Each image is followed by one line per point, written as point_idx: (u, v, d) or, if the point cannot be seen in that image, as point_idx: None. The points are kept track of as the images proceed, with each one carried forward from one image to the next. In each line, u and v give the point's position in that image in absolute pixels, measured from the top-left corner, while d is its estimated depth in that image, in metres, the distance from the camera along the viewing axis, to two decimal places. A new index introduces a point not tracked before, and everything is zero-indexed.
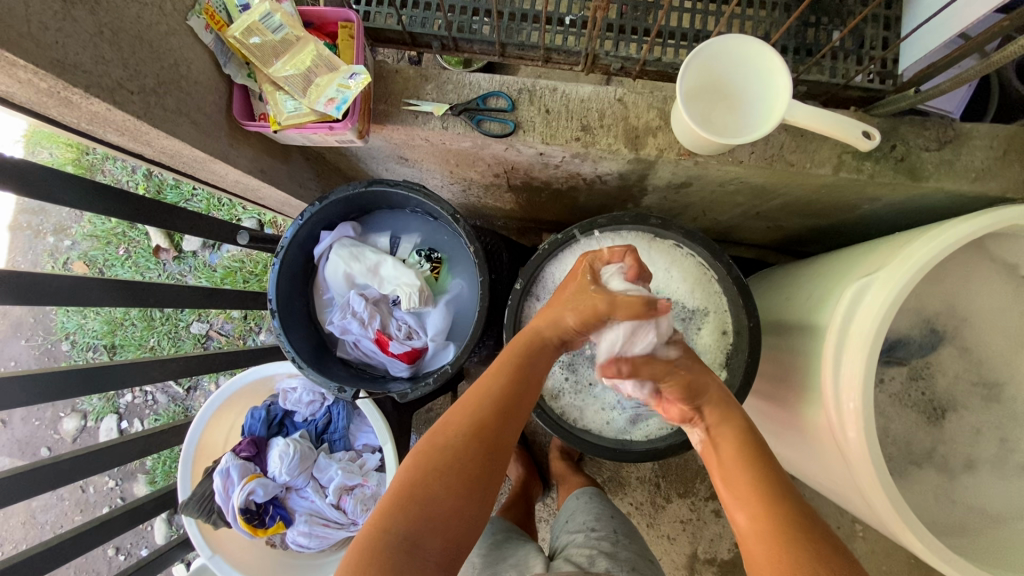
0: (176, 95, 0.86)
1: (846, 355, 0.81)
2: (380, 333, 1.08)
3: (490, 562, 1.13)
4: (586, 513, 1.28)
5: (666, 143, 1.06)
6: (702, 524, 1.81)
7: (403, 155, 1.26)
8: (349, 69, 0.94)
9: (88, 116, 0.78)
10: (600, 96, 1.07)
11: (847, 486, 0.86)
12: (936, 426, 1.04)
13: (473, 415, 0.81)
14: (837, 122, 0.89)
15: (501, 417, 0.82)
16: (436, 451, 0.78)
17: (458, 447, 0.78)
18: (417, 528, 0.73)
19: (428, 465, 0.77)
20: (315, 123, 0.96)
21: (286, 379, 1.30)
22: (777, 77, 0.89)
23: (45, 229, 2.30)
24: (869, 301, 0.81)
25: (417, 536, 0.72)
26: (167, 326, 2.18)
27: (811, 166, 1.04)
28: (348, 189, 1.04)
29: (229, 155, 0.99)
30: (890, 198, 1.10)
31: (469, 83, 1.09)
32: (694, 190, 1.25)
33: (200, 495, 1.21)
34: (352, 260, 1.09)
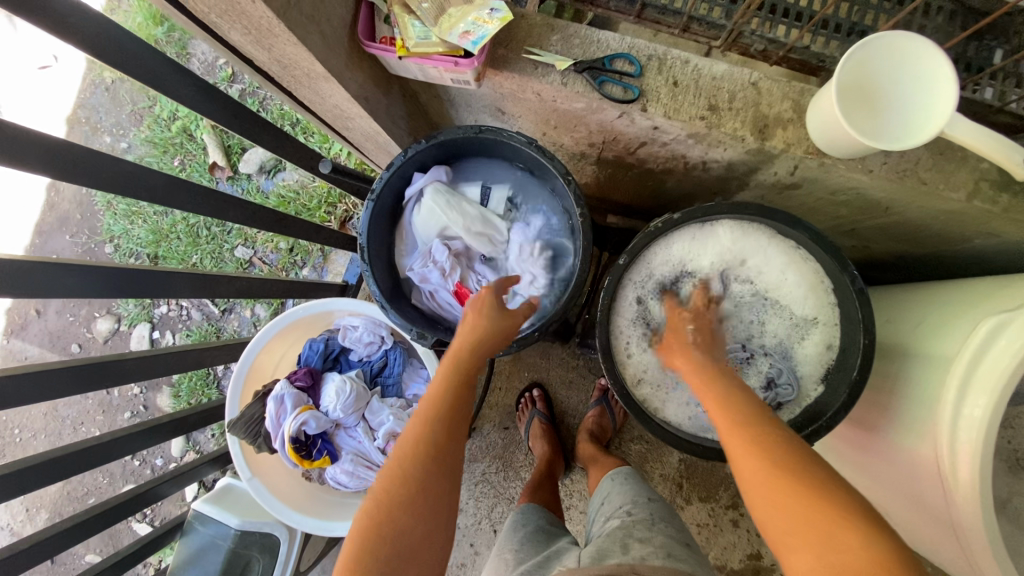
0: (312, 0, 0.81)
1: (970, 394, 0.76)
2: (461, 286, 1.06)
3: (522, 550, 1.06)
4: (622, 496, 1.15)
5: (795, 138, 1.00)
6: (718, 531, 1.79)
7: (503, 108, 1.21)
8: (486, 3, 0.88)
9: (225, 6, 0.74)
10: (733, 77, 1.01)
11: (936, 523, 0.83)
12: (1017, 476, 1.00)
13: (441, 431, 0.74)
14: (1000, 146, 0.83)
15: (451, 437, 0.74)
16: (403, 480, 0.70)
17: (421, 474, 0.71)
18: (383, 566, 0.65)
19: (397, 486, 0.69)
20: (442, 56, 0.91)
21: (347, 317, 1.27)
22: (941, 85, 0.83)
23: (103, 127, 2.27)
24: (1005, 342, 0.76)
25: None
26: (211, 246, 2.16)
27: (944, 188, 0.98)
28: (459, 132, 0.98)
29: (344, 75, 0.94)
30: (1014, 235, 1.05)
31: (596, 40, 1.04)
32: (799, 194, 1.19)
33: (249, 417, 1.21)
34: (446, 208, 1.03)
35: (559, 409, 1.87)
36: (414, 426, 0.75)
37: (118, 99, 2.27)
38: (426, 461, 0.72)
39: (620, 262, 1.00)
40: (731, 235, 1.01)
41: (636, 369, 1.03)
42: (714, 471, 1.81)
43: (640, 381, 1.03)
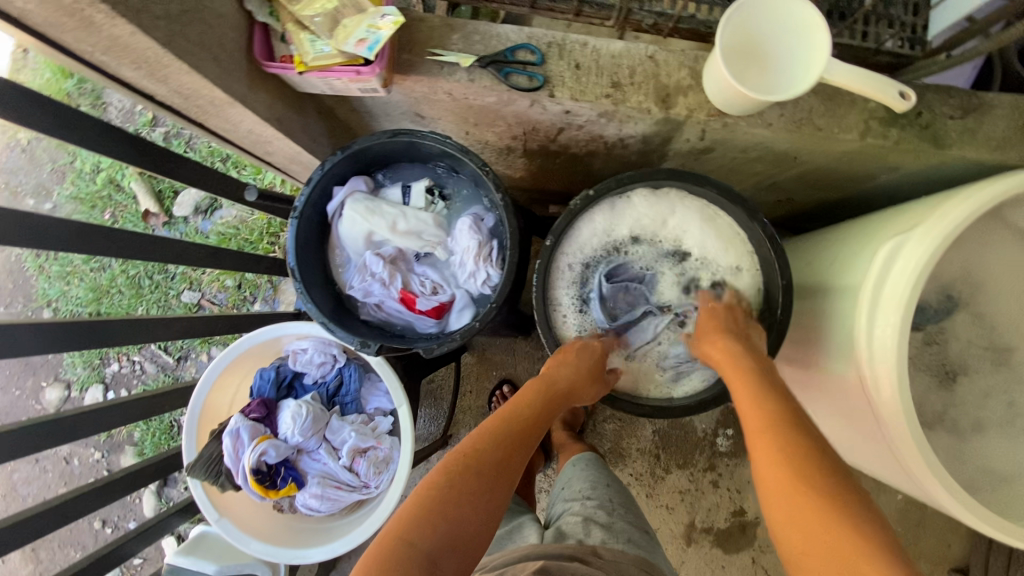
0: (198, 26, 0.81)
1: (880, 315, 0.81)
2: (404, 291, 1.06)
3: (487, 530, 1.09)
4: (582, 480, 1.18)
5: (696, 103, 1.05)
6: (700, 495, 1.84)
7: (420, 111, 1.22)
8: (378, 10, 0.90)
9: (107, 42, 0.73)
10: (631, 53, 1.05)
11: (872, 441, 0.88)
12: (947, 389, 1.07)
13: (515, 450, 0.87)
14: (875, 83, 0.89)
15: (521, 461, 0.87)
16: (478, 472, 0.82)
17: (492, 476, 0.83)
18: (449, 537, 0.76)
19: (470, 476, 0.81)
20: (342, 66, 0.92)
21: (295, 341, 1.26)
22: (816, 36, 0.89)
23: (24, 190, 2.18)
24: (904, 261, 0.81)
25: (449, 545, 0.75)
26: (156, 295, 2.10)
27: (838, 131, 1.05)
28: (371, 139, 0.99)
29: (248, 99, 0.94)
30: (909, 167, 1.12)
31: (496, 34, 1.07)
32: (715, 157, 1.24)
33: (207, 457, 1.18)
34: (368, 216, 1.04)
35: None
36: (498, 437, 0.87)
37: (35, 159, 2.19)
38: (500, 470, 0.84)
39: (547, 245, 1.03)
40: (648, 202, 1.05)
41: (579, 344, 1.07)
42: (688, 438, 1.86)
43: None
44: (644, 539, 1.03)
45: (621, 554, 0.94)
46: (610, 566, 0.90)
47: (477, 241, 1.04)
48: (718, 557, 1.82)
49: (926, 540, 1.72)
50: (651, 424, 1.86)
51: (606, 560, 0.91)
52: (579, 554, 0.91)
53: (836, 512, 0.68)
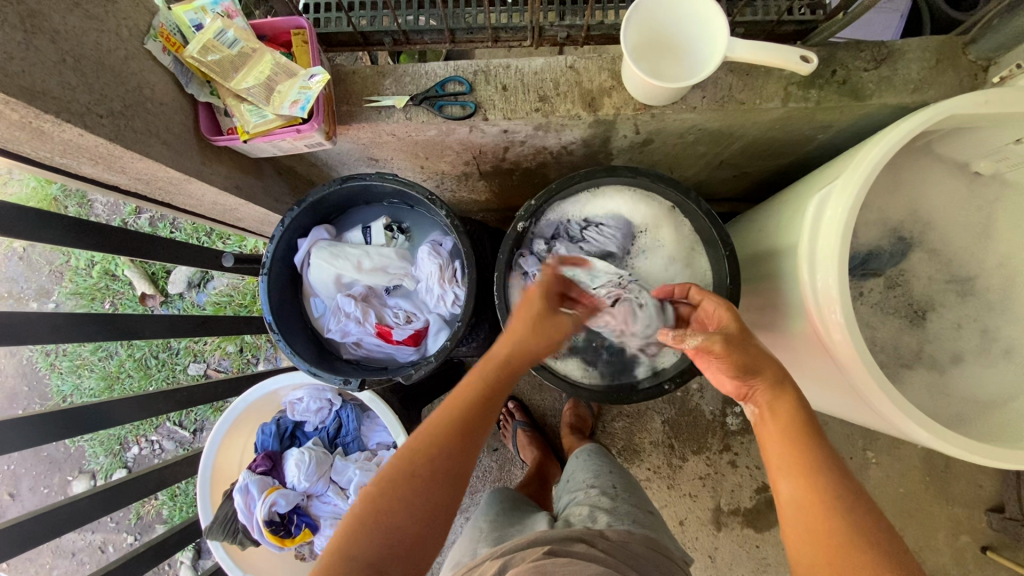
0: (144, 117, 0.88)
1: (821, 264, 0.87)
2: (380, 325, 1.10)
3: (498, 526, 1.11)
4: (585, 470, 1.21)
5: (622, 101, 1.11)
6: (721, 477, 1.83)
7: (373, 155, 1.29)
8: (306, 72, 0.98)
9: (60, 146, 0.80)
10: (552, 67, 1.11)
11: (840, 386, 0.93)
12: (919, 327, 1.08)
13: (457, 445, 0.76)
14: (776, 51, 0.94)
15: (463, 458, 0.76)
16: (410, 478, 0.73)
17: (426, 479, 0.74)
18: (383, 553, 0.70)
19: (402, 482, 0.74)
20: (283, 128, 0.99)
21: (290, 392, 1.31)
22: (715, 20, 0.95)
23: (26, 295, 2.28)
24: (832, 209, 0.87)
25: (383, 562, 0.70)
26: (164, 372, 2.17)
27: (760, 102, 1.09)
28: (325, 189, 1.05)
29: (203, 173, 1.01)
30: (841, 122, 1.16)
31: (424, 73, 1.13)
32: (657, 146, 1.29)
33: (222, 517, 1.21)
34: (334, 260, 1.09)
35: (538, 413, 1.89)
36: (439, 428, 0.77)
37: (33, 264, 2.29)
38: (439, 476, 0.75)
39: (504, 256, 1.08)
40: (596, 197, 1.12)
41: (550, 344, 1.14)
42: (698, 422, 1.86)
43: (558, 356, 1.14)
44: (648, 520, 1.05)
45: (627, 535, 0.95)
46: (616, 547, 0.91)
47: (439, 265, 1.09)
48: (751, 538, 1.80)
49: (957, 485, 1.68)
50: (659, 415, 1.86)
51: (613, 542, 0.93)
52: (587, 536, 0.93)
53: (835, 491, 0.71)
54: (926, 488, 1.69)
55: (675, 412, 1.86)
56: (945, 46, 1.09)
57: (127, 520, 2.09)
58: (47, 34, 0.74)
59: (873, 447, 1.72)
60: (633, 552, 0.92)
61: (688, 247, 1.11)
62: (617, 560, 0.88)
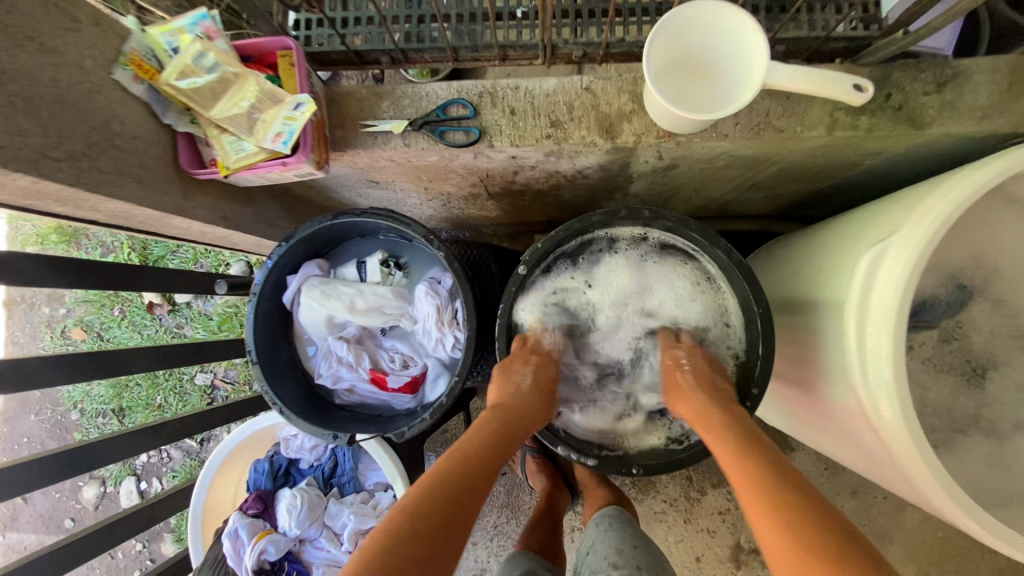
0: (113, 155, 0.80)
1: (871, 330, 0.76)
2: (374, 371, 1.02)
3: None
4: (607, 545, 1.06)
5: (643, 127, 0.99)
6: (742, 513, 1.73)
7: (373, 178, 1.20)
8: (293, 99, 0.89)
9: (17, 192, 0.73)
10: (566, 88, 1.00)
11: (887, 465, 0.82)
12: (978, 388, 0.95)
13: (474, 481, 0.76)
14: (825, 79, 0.82)
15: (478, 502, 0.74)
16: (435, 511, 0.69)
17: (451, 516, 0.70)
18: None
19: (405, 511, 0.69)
20: (267, 161, 0.91)
21: (285, 428, 1.25)
22: (753, 39, 0.82)
23: (39, 301, 2.28)
24: (887, 270, 0.75)
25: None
26: (171, 382, 2.15)
27: (802, 129, 0.96)
28: (314, 226, 0.97)
29: (184, 208, 0.94)
30: (893, 150, 1.02)
31: (425, 94, 1.03)
32: (682, 171, 1.17)
33: (212, 558, 1.17)
34: (326, 300, 1.01)
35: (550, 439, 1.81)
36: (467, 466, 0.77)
37: None
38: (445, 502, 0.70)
39: (509, 304, 0.99)
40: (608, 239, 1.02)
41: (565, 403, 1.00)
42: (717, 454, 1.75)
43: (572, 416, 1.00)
44: None
45: None
46: None
47: (437, 307, 1.00)
48: None
49: None
50: None
51: None
52: None
53: (805, 509, 0.67)
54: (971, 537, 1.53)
55: None
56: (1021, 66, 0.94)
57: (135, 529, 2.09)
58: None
59: None
60: None
61: (710, 292, 0.99)
62: None
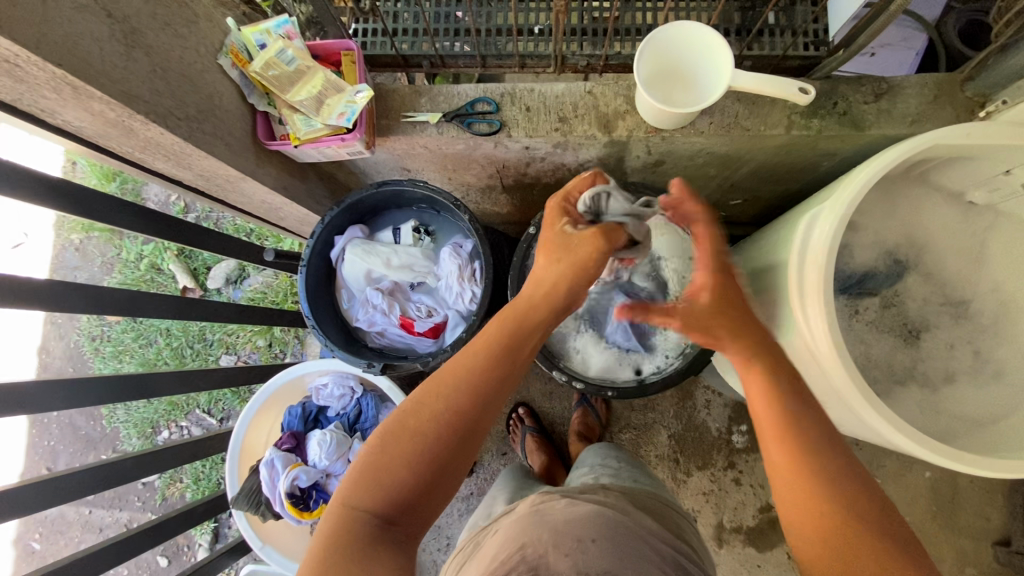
0: (213, 121, 1.01)
1: (809, 276, 0.93)
2: (403, 317, 1.20)
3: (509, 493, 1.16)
4: (595, 453, 1.24)
5: (635, 124, 1.21)
6: (725, 494, 1.86)
7: (406, 165, 1.41)
8: (354, 88, 1.10)
9: (143, 143, 0.94)
10: (572, 91, 1.22)
11: (828, 395, 0.99)
12: (913, 346, 1.13)
13: (463, 398, 0.75)
14: (779, 83, 1.03)
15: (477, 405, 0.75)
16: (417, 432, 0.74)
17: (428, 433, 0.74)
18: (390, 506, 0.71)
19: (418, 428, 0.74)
20: (329, 136, 1.12)
21: (317, 378, 1.41)
22: (721, 52, 1.04)
23: (80, 284, 2.46)
24: (820, 228, 0.94)
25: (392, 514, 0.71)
26: (198, 361, 2.32)
27: (765, 128, 1.18)
28: (362, 192, 1.17)
29: (257, 173, 1.14)
30: (842, 150, 1.23)
31: (456, 93, 1.25)
32: (668, 167, 1.38)
33: (248, 489, 1.31)
34: (366, 256, 1.20)
35: (548, 420, 1.96)
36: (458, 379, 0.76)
37: (87, 255, 2.48)
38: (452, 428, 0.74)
39: (519, 264, 1.19)
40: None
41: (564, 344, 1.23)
42: (702, 438, 1.89)
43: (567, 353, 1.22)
44: (650, 482, 1.09)
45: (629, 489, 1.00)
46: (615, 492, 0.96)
47: (459, 265, 1.19)
48: (752, 557, 1.82)
49: (965, 517, 1.68)
50: (665, 429, 1.90)
51: (614, 491, 0.97)
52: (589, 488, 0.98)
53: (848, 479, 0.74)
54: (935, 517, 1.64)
55: (682, 426, 1.90)
56: (943, 84, 1.17)
57: (153, 500, 2.21)
58: (143, 49, 0.87)
59: (880, 473, 1.73)
60: (634, 498, 0.96)
61: (682, 257, 1.21)
62: (616, 498, 0.93)
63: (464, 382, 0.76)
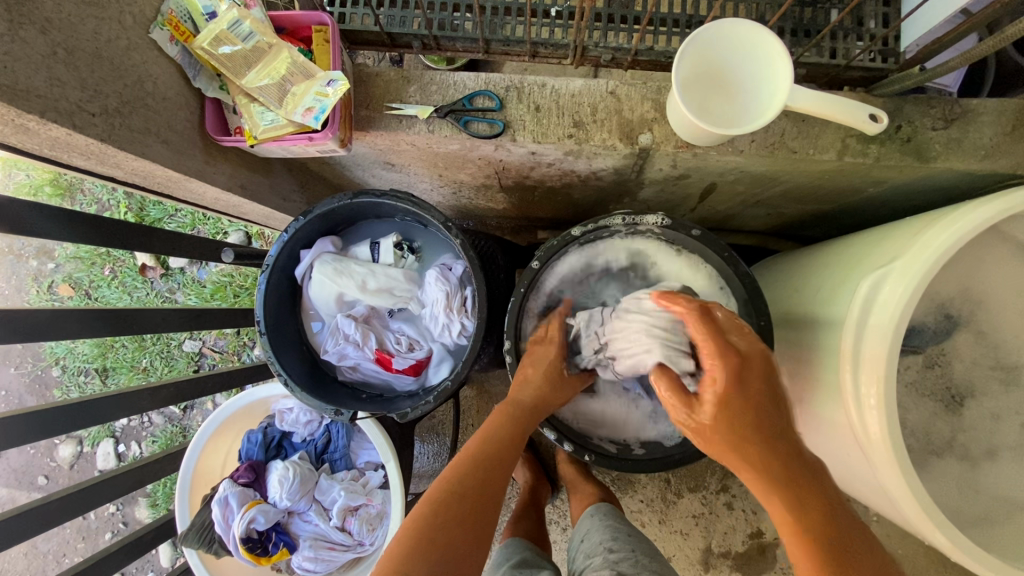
0: (143, 113, 0.80)
1: (867, 345, 0.79)
2: (380, 351, 1.04)
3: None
4: (601, 532, 1.11)
5: (663, 135, 1.02)
6: (715, 518, 1.70)
7: (388, 160, 1.20)
8: (325, 76, 0.89)
9: (48, 142, 0.73)
10: (591, 90, 1.03)
11: (866, 481, 0.86)
12: (955, 414, 1.00)
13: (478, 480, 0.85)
14: (844, 106, 0.86)
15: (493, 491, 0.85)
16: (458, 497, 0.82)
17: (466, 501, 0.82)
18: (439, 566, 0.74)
19: (448, 505, 0.81)
20: (294, 135, 0.91)
21: (281, 400, 1.26)
22: (778, 62, 0.86)
23: (27, 253, 2.21)
24: (886, 294, 0.78)
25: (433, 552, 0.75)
26: (159, 346, 2.11)
27: (814, 152, 1.00)
28: (334, 202, 0.97)
29: (206, 173, 0.93)
30: (895, 180, 1.06)
31: (453, 83, 1.05)
32: (692, 182, 1.20)
33: (199, 525, 1.17)
34: (338, 277, 1.02)
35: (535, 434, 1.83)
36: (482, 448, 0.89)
37: None
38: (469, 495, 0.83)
39: (515, 306, 1.02)
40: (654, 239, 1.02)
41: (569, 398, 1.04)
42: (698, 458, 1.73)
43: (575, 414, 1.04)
44: None
45: None
46: None
47: (447, 292, 1.02)
48: None
49: None
50: None
51: None
52: None
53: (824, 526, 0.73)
54: (935, 564, 1.51)
55: None
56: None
57: None
58: (37, 23, 0.66)
59: None
60: None
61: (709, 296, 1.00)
62: None
63: (491, 448, 0.90)
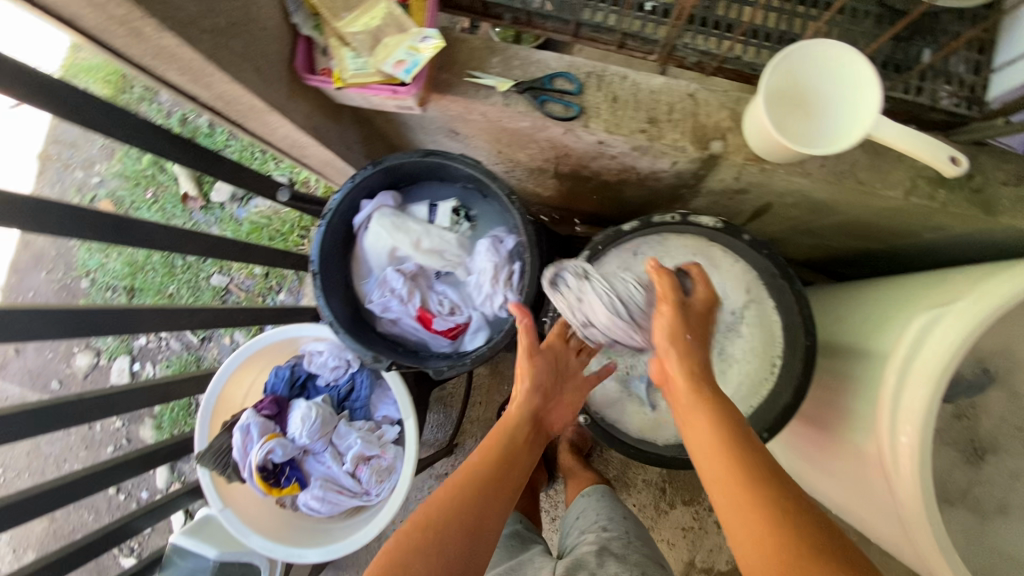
0: (244, 38, 0.82)
1: (911, 384, 0.79)
2: (422, 309, 1.07)
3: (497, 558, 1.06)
4: (598, 510, 1.14)
5: (734, 145, 1.03)
6: (703, 534, 1.71)
7: (455, 128, 1.21)
8: (420, 31, 0.90)
9: (154, 50, 0.75)
10: (671, 89, 1.04)
11: (886, 519, 0.86)
12: (973, 467, 1.01)
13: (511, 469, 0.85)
14: (925, 145, 0.86)
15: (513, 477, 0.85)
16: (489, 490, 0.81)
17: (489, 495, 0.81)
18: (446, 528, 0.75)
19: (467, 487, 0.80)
20: (380, 84, 0.93)
21: (312, 342, 1.27)
22: (866, 90, 0.86)
23: (75, 164, 2.26)
24: (937, 336, 0.79)
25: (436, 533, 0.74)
26: (187, 275, 2.15)
27: (882, 187, 1.00)
28: (404, 157, 0.99)
29: (287, 107, 0.95)
30: (955, 229, 1.06)
31: (536, 61, 1.06)
32: (749, 198, 1.20)
33: (216, 448, 1.20)
34: (396, 231, 1.05)
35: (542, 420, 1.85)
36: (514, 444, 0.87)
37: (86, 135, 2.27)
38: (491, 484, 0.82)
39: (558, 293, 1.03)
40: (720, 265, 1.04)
41: (606, 392, 1.05)
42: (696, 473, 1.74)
43: (609, 403, 1.05)
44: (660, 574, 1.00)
45: None
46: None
47: (496, 263, 1.04)
48: None
49: None
50: None
51: None
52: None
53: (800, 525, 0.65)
54: None
55: None
56: None
57: None
58: None
59: None
60: None
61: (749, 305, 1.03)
62: None
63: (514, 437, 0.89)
